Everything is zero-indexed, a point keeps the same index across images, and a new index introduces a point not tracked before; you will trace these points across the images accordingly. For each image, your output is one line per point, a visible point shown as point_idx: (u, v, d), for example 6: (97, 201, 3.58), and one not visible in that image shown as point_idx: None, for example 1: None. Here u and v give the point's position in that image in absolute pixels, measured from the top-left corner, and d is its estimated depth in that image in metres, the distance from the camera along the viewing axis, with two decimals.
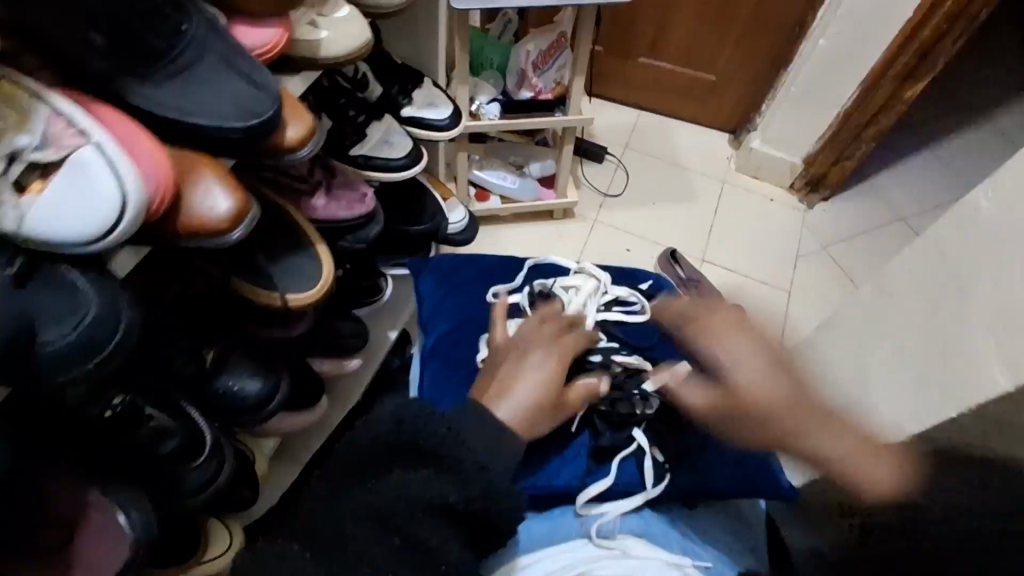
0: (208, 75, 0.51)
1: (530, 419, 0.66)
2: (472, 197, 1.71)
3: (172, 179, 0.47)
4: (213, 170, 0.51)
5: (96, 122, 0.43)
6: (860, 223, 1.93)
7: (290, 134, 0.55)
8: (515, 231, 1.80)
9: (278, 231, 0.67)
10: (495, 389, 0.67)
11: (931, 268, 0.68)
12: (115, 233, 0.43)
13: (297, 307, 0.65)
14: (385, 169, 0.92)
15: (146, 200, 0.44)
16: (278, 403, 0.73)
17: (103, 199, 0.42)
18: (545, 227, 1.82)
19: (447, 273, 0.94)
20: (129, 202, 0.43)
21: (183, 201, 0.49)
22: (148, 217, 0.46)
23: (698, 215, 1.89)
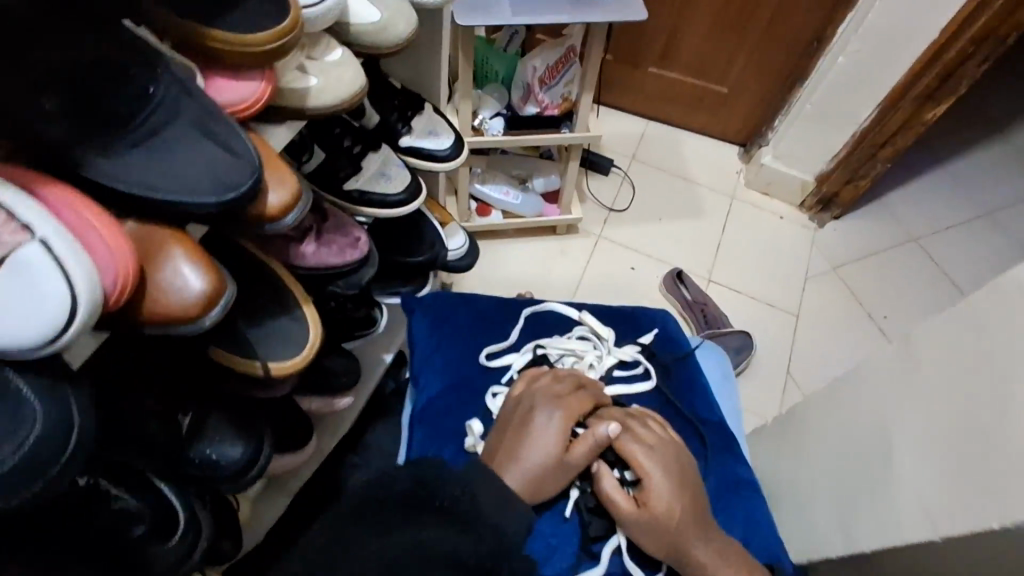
0: (177, 144, 0.46)
1: (537, 483, 0.68)
2: (473, 211, 1.66)
3: (132, 266, 0.42)
4: (182, 246, 0.46)
5: (42, 211, 0.38)
6: (872, 244, 1.88)
7: (271, 202, 0.51)
8: (517, 246, 1.75)
9: (261, 290, 0.62)
10: (501, 455, 0.69)
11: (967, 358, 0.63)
12: (63, 337, 0.37)
13: (280, 374, 0.61)
14: (381, 205, 0.87)
15: (101, 295, 0.39)
16: (261, 466, 0.68)
17: (49, 303, 0.36)
18: (548, 243, 1.76)
19: (439, 315, 0.89)
20: (80, 304, 0.37)
21: (148, 285, 0.44)
22: (106, 309, 0.41)
23: (706, 232, 1.84)
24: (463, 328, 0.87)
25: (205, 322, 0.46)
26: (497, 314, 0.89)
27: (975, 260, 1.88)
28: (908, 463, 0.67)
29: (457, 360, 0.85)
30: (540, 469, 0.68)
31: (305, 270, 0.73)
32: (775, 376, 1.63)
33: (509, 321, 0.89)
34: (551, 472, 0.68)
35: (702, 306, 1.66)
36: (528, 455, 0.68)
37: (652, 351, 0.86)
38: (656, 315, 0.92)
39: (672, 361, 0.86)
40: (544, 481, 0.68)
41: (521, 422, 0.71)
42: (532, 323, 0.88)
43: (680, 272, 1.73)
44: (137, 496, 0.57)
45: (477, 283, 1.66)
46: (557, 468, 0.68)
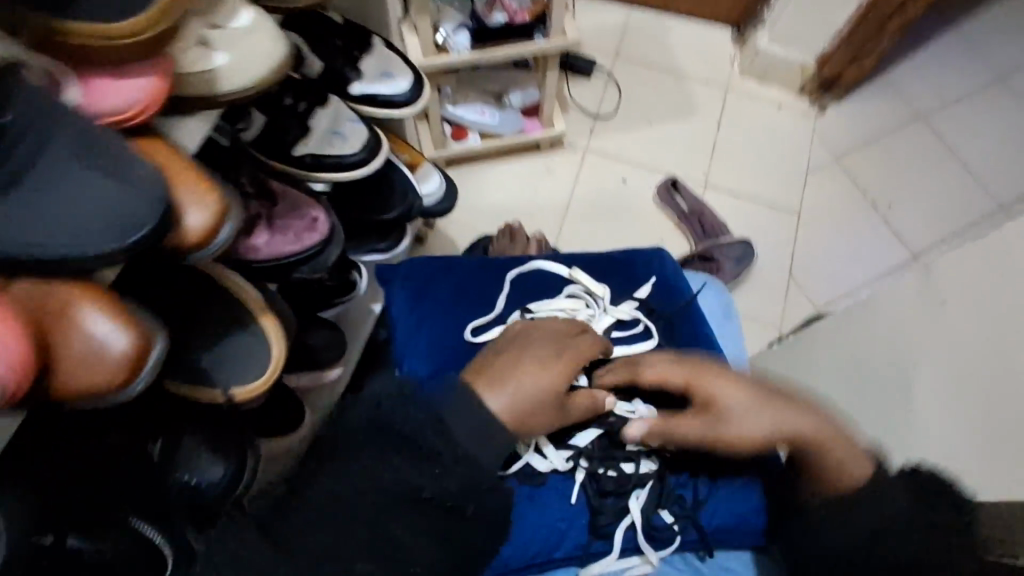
0: (64, 182, 0.39)
1: (523, 412, 0.66)
2: (448, 135, 1.53)
3: (24, 353, 0.35)
4: (91, 306, 0.39)
5: None
6: (877, 127, 1.76)
7: (192, 224, 0.43)
8: (499, 168, 1.62)
9: (210, 305, 0.57)
10: (493, 378, 0.67)
11: None
12: None
13: (245, 397, 0.57)
14: (338, 168, 0.76)
15: None
16: (245, 478, 0.67)
17: None
18: (532, 161, 1.64)
19: (420, 289, 0.91)
20: None
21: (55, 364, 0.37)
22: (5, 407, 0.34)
23: (699, 131, 1.71)
24: (445, 301, 0.89)
25: (133, 392, 0.40)
26: (484, 276, 0.92)
27: (986, 134, 1.77)
28: None
29: (445, 325, 0.87)
30: (532, 397, 0.67)
31: (261, 263, 0.66)
32: (778, 280, 1.58)
33: (494, 287, 0.91)
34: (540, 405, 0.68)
35: (699, 215, 1.58)
36: (523, 384, 0.67)
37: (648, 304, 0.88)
38: (649, 261, 0.94)
39: (668, 312, 0.89)
40: (530, 416, 0.67)
41: (520, 356, 0.71)
42: (522, 285, 0.90)
43: (675, 181, 1.63)
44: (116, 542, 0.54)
45: (460, 213, 1.57)
46: (550, 398, 0.69)
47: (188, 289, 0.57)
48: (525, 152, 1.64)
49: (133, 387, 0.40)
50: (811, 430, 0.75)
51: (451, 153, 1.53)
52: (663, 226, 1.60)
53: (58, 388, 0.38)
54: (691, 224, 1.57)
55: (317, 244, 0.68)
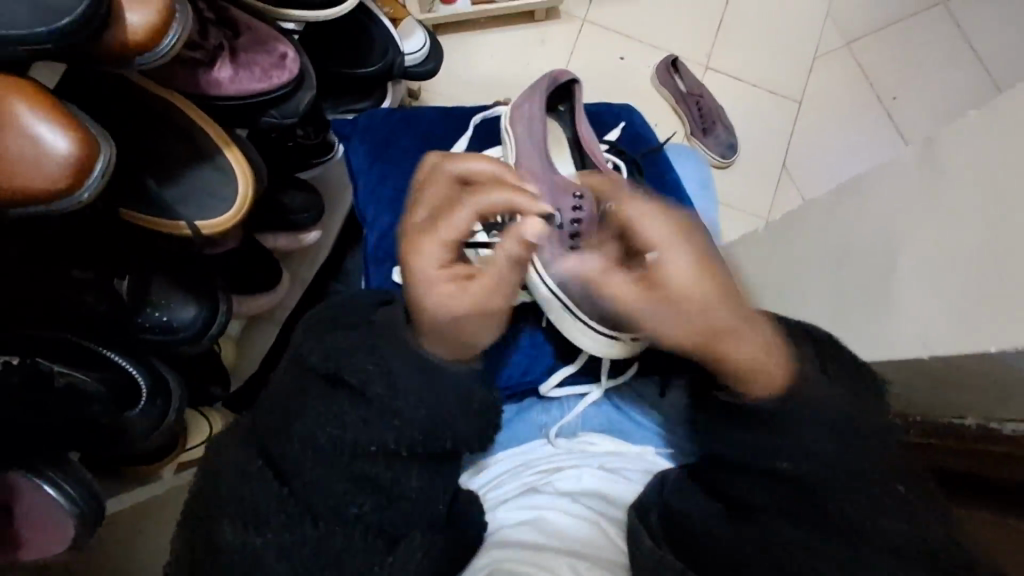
0: None
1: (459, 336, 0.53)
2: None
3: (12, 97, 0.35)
4: None
5: (20, 110, 0.35)
6: (891, 11, 1.53)
7: (133, 22, 0.38)
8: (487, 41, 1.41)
9: (170, 138, 0.53)
10: (435, 315, 0.51)
11: (919, 176, 0.65)
12: (85, 187, 0.37)
13: (213, 231, 0.54)
14: (306, 8, 0.69)
15: (69, 161, 0.36)
16: (222, 329, 0.64)
17: (40, 169, 0.35)
18: (525, 33, 1.42)
19: (377, 138, 0.80)
20: (87, 164, 0.37)
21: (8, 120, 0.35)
22: (13, 162, 0.35)
23: (707, 5, 1.50)
24: (408, 156, 0.79)
25: (84, 196, 0.37)
26: (438, 122, 0.81)
27: None
28: (889, 302, 0.64)
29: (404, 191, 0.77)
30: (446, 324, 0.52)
31: (226, 100, 0.60)
32: (769, 172, 1.43)
33: (456, 136, 0.81)
34: (476, 316, 0.52)
35: (698, 99, 1.40)
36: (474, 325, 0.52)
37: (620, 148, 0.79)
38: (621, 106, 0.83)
39: (643, 155, 0.79)
40: (479, 330, 0.53)
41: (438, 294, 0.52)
42: (480, 134, 0.80)
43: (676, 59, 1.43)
44: (86, 370, 0.54)
45: (445, 92, 1.37)
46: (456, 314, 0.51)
47: (154, 112, 0.53)
48: (516, 21, 1.41)
49: (80, 193, 0.37)
50: (682, 333, 0.54)
51: (434, 19, 1.31)
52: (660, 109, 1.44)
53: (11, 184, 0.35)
54: (519, 120, 0.73)
55: (286, 85, 0.62)
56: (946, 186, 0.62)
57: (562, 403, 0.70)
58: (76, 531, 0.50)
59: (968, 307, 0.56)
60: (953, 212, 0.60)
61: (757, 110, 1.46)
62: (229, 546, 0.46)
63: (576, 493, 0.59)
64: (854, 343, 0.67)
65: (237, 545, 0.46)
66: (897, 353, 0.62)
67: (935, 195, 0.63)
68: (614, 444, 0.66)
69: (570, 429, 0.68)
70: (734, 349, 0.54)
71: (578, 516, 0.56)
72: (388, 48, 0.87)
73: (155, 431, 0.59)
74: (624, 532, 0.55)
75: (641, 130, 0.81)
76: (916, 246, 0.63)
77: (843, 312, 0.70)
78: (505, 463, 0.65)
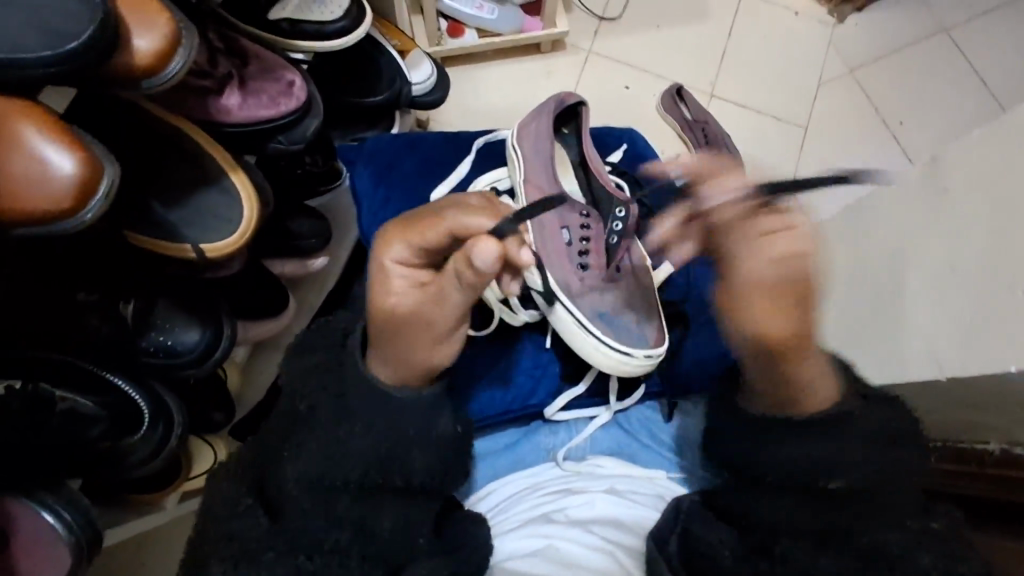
0: None
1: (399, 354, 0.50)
2: (442, 33, 1.33)
3: (18, 121, 0.36)
4: (151, 8, 0.40)
5: (25, 133, 0.36)
6: (895, 39, 1.54)
7: (141, 47, 0.39)
8: (495, 72, 1.43)
9: (176, 162, 0.54)
10: (379, 321, 0.51)
11: (927, 193, 0.64)
12: (89, 207, 0.37)
13: (218, 256, 0.54)
14: (318, 38, 0.70)
15: (75, 183, 0.36)
16: (225, 352, 0.64)
17: (45, 191, 0.36)
18: (531, 65, 1.44)
19: (382, 163, 0.80)
20: (91, 185, 0.37)
21: (12, 142, 0.35)
22: (18, 185, 0.35)
23: (711, 36, 1.52)
24: (412, 179, 0.80)
25: (87, 217, 0.37)
26: (441, 145, 0.82)
27: None
28: (900, 319, 0.62)
29: (409, 212, 0.78)
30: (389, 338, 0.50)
31: (234, 127, 0.61)
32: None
33: (459, 159, 0.81)
34: (409, 331, 0.49)
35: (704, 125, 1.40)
36: (418, 339, 0.49)
37: (622, 169, 0.79)
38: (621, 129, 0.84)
39: (645, 175, 0.80)
40: (421, 356, 0.50)
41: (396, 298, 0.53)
42: (481, 157, 0.82)
43: (681, 87, 1.42)
44: (90, 395, 0.54)
45: (452, 122, 1.39)
46: (396, 328, 0.49)
47: (163, 137, 0.53)
48: (523, 53, 1.44)
49: (84, 214, 0.37)
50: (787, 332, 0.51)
51: (442, 53, 1.33)
52: (666, 136, 1.44)
53: (16, 205, 0.35)
54: (527, 137, 0.74)
55: (294, 112, 0.63)
56: (956, 200, 0.60)
57: (570, 425, 0.68)
58: (71, 558, 0.48)
59: (985, 320, 0.54)
60: (966, 227, 0.58)
61: (763, 136, 1.45)
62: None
63: (588, 523, 0.57)
64: (870, 363, 0.65)
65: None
66: (911, 373, 0.60)
67: (944, 209, 0.61)
68: (624, 466, 0.64)
69: (579, 452, 0.67)
70: (810, 368, 0.52)
71: (594, 547, 0.54)
72: (394, 78, 0.88)
73: (154, 458, 0.58)
74: (640, 565, 0.54)
75: (641, 151, 0.82)
76: (928, 262, 0.61)
77: (854, 330, 0.68)
78: (512, 487, 0.63)
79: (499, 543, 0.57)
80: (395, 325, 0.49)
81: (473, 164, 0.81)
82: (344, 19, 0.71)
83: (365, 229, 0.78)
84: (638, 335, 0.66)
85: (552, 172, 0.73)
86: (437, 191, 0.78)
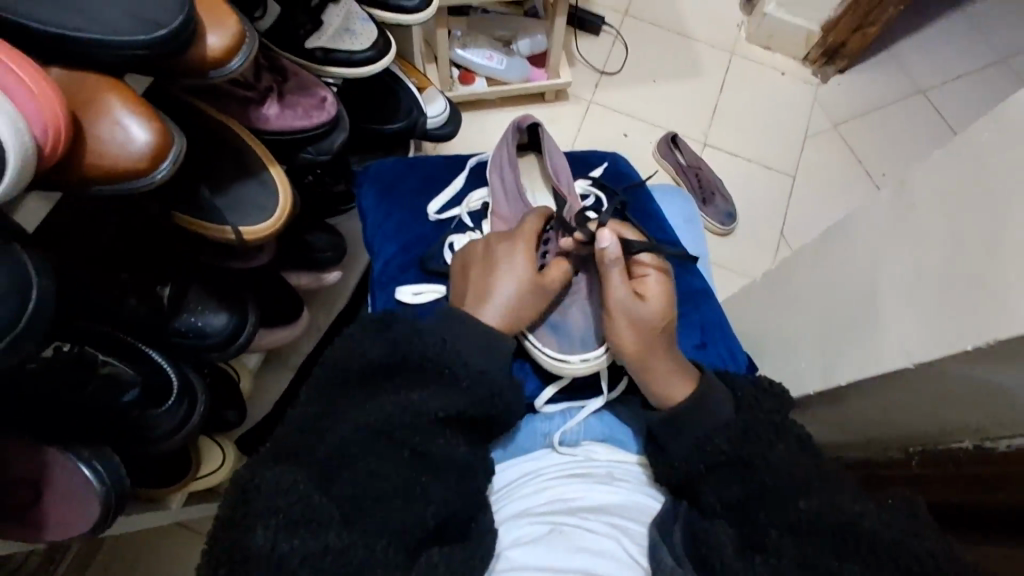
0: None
1: (516, 312, 0.65)
2: (455, 80, 1.43)
3: (106, 92, 0.42)
4: (220, 12, 0.48)
5: (112, 102, 0.42)
6: (876, 99, 1.66)
7: (212, 43, 0.47)
8: (504, 118, 1.53)
9: (222, 151, 0.61)
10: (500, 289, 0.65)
11: (890, 212, 0.70)
12: (161, 169, 0.44)
13: (255, 241, 0.60)
14: (346, 65, 0.78)
15: (152, 147, 0.43)
16: (249, 337, 0.68)
17: (128, 151, 0.42)
18: (536, 112, 1.54)
19: (385, 181, 0.88)
20: (164, 150, 0.44)
21: (101, 110, 0.42)
22: (105, 146, 0.41)
23: (702, 91, 1.63)
24: (413, 192, 0.87)
25: (158, 177, 0.44)
26: (439, 165, 0.89)
27: None
28: (878, 323, 0.67)
29: (408, 222, 0.84)
30: (516, 299, 0.65)
31: (271, 135, 0.68)
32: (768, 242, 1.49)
33: (455, 175, 0.89)
34: (532, 292, 0.67)
35: (697, 170, 1.48)
36: (531, 302, 0.67)
37: (602, 182, 0.86)
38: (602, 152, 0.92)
39: (625, 190, 0.87)
40: (529, 311, 0.67)
41: (491, 244, 0.70)
42: (475, 174, 0.88)
43: (676, 135, 1.52)
44: (128, 363, 0.58)
45: None
46: (528, 290, 0.66)
47: (214, 133, 0.61)
48: (528, 101, 1.55)
49: (155, 174, 0.44)
50: (629, 345, 0.66)
51: (455, 98, 1.43)
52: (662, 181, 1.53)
53: (101, 163, 0.41)
54: (491, 168, 0.83)
55: (324, 124, 0.70)
56: (917, 215, 0.66)
57: (564, 413, 0.72)
58: (100, 509, 0.52)
59: (946, 315, 0.58)
60: (928, 235, 0.64)
61: (754, 182, 1.54)
62: (258, 553, 0.46)
63: (585, 507, 0.60)
64: (852, 366, 0.69)
65: (267, 553, 0.45)
66: (887, 367, 0.64)
67: (907, 222, 0.67)
68: (614, 453, 0.69)
69: (573, 437, 0.70)
70: (657, 363, 0.65)
71: (600, 532, 0.57)
72: (411, 109, 0.97)
73: (176, 433, 0.61)
74: (645, 551, 0.57)
75: (622, 171, 0.90)
76: (899, 270, 0.66)
77: (838, 339, 0.73)
78: (516, 469, 0.67)
79: (503, 533, 0.59)
80: (524, 286, 0.66)
81: (469, 178, 0.88)
82: (371, 49, 0.79)
83: (370, 241, 0.85)
84: (582, 339, 0.72)
85: (513, 194, 0.80)
86: (433, 200, 0.84)
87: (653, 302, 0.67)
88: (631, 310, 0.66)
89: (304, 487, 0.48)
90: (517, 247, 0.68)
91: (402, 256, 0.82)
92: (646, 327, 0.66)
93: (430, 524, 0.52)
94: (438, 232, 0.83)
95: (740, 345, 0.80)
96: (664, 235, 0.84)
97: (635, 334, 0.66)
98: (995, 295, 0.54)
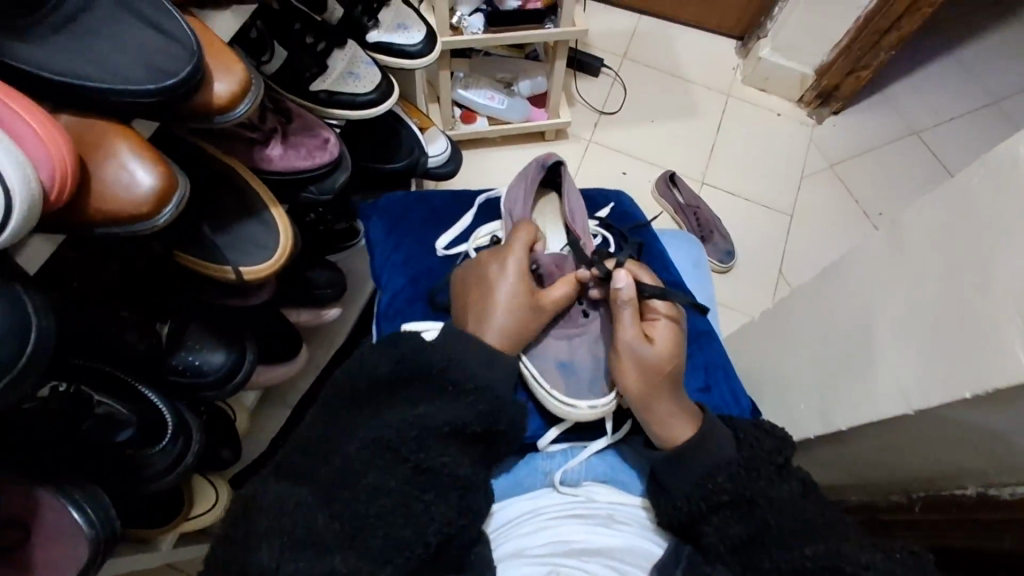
0: (106, 49, 0.43)
1: (516, 331, 0.66)
2: (456, 119, 1.46)
3: (113, 137, 0.43)
4: (227, 59, 0.49)
5: (119, 146, 0.43)
6: (871, 139, 1.69)
7: (218, 90, 0.48)
8: (504, 157, 1.55)
9: (224, 189, 0.62)
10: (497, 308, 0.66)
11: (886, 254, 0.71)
12: (163, 212, 0.44)
13: (254, 279, 0.61)
14: (350, 106, 0.80)
15: (155, 191, 0.43)
16: (247, 374, 0.68)
17: (131, 195, 0.42)
18: (536, 151, 1.57)
19: (393, 215, 0.89)
20: (167, 194, 0.44)
21: (108, 154, 0.43)
22: (108, 189, 0.42)
23: (700, 131, 1.66)
24: (420, 227, 0.87)
25: (160, 220, 0.44)
26: (446, 200, 0.90)
27: None
28: (876, 365, 0.66)
29: (417, 255, 0.85)
30: (513, 316, 0.66)
31: (275, 175, 0.69)
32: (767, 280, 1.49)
33: (463, 210, 0.89)
34: (529, 309, 0.67)
35: (696, 209, 1.49)
36: (529, 317, 0.67)
37: (609, 223, 0.87)
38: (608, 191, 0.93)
39: (630, 229, 0.88)
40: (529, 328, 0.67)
41: (483, 264, 0.70)
42: (484, 210, 0.89)
43: (674, 174, 1.55)
44: (122, 402, 0.58)
45: None
46: (524, 309, 0.67)
47: (217, 172, 0.62)
48: (528, 140, 1.57)
49: (158, 217, 0.44)
50: (634, 385, 0.66)
51: (456, 136, 1.46)
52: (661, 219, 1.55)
53: (105, 206, 0.42)
54: (506, 205, 0.83)
55: (327, 165, 0.71)
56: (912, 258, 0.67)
57: (566, 452, 0.71)
58: (88, 552, 0.51)
59: (943, 358, 0.58)
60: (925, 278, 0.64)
61: (752, 220, 1.56)
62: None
63: (584, 550, 0.59)
64: (852, 408, 0.69)
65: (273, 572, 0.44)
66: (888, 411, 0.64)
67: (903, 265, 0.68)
68: (615, 493, 0.67)
69: (574, 477, 0.69)
70: (660, 406, 0.65)
71: None
72: (413, 148, 0.99)
73: (171, 471, 0.60)
74: None
75: (627, 211, 0.91)
76: (895, 312, 0.66)
77: (837, 380, 0.73)
78: (517, 507, 0.66)
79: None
80: (521, 303, 0.67)
81: (476, 215, 0.89)
82: (374, 91, 0.81)
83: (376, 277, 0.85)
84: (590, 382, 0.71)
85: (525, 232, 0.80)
86: (443, 235, 0.85)
87: (660, 346, 0.66)
88: (639, 350, 0.66)
89: (296, 531, 0.47)
90: (508, 264, 0.69)
91: (409, 289, 0.82)
92: (653, 368, 0.65)
93: (425, 568, 0.51)
94: (446, 266, 0.84)
95: (743, 385, 0.80)
96: (669, 276, 0.84)
97: (639, 375, 0.65)
98: (989, 339, 0.54)
